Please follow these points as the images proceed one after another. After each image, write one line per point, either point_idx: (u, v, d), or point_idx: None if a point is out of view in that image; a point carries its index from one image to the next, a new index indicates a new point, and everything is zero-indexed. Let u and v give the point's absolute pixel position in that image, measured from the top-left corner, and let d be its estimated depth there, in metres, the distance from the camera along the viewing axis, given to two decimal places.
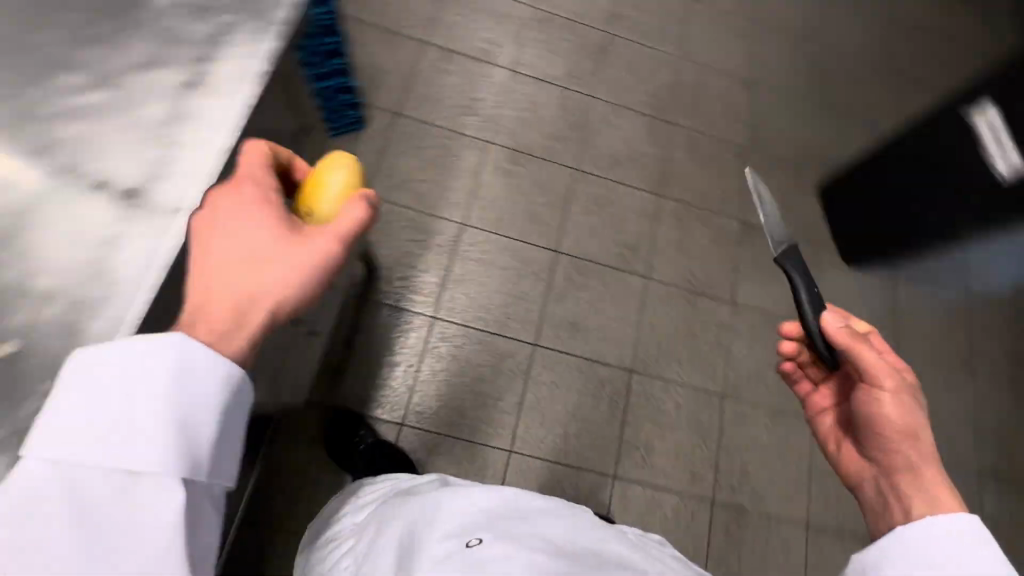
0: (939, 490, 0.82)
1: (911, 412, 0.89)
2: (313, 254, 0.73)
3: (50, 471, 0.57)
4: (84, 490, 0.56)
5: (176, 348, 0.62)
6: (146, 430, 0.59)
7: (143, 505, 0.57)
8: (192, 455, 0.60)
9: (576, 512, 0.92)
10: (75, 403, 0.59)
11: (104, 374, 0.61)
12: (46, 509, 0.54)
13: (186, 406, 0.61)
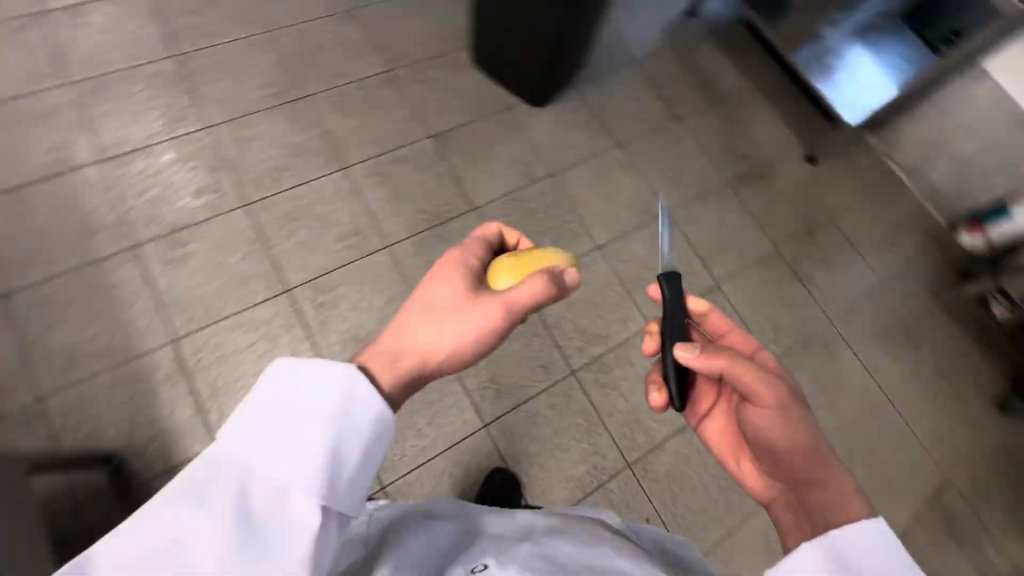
0: (832, 475, 0.62)
1: (796, 410, 0.65)
2: (493, 306, 0.67)
3: (233, 483, 0.44)
4: (251, 497, 0.44)
5: (345, 393, 0.51)
6: (304, 461, 0.46)
7: (289, 536, 0.44)
8: (341, 490, 0.48)
9: (578, 529, 0.69)
10: (254, 427, 0.47)
11: (277, 416, 0.48)
12: (220, 524, 0.42)
13: (343, 436, 0.50)
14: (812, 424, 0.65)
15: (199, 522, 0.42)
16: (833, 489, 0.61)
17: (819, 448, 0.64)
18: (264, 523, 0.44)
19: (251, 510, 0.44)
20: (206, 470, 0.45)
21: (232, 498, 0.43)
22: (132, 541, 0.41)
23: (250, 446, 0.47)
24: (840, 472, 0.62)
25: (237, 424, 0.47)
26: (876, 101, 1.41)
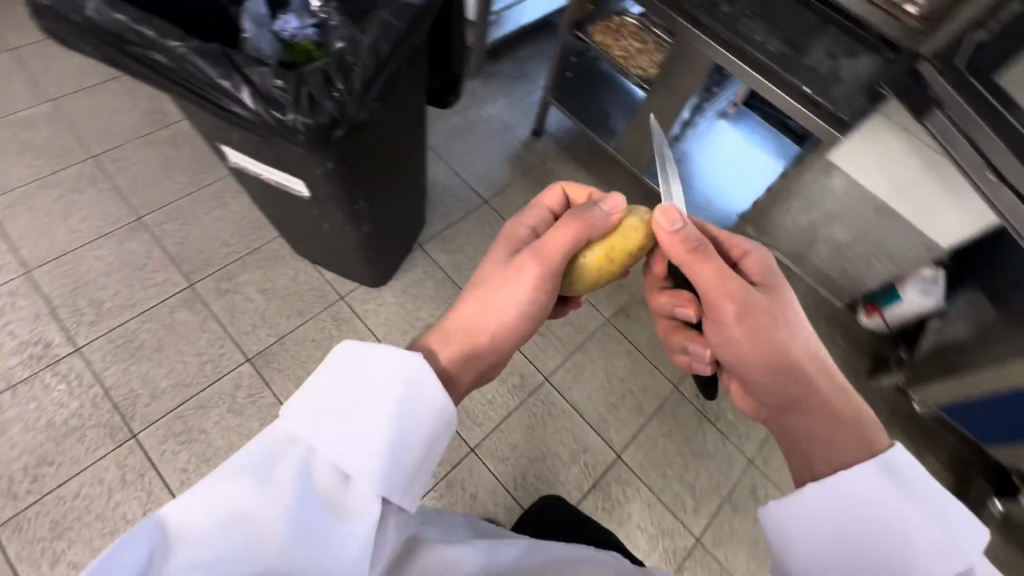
0: (824, 393, 0.50)
1: (784, 307, 0.55)
2: (559, 235, 0.55)
3: (298, 461, 0.34)
4: (310, 479, 0.35)
5: (407, 367, 0.40)
6: (370, 444, 0.36)
7: (348, 536, 0.34)
8: (406, 476, 0.38)
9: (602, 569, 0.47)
10: (330, 398, 0.37)
11: (324, 407, 0.36)
12: (274, 512, 0.32)
13: (372, 401, 0.38)
14: (803, 326, 0.54)
15: (261, 504, 0.32)
16: (839, 415, 0.49)
17: (812, 364, 0.52)
18: (324, 514, 0.34)
19: (313, 500, 0.34)
20: (275, 444, 0.35)
21: (293, 476, 0.34)
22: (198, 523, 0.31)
23: (325, 419, 0.36)
24: (844, 394, 0.51)
25: (310, 390, 0.37)
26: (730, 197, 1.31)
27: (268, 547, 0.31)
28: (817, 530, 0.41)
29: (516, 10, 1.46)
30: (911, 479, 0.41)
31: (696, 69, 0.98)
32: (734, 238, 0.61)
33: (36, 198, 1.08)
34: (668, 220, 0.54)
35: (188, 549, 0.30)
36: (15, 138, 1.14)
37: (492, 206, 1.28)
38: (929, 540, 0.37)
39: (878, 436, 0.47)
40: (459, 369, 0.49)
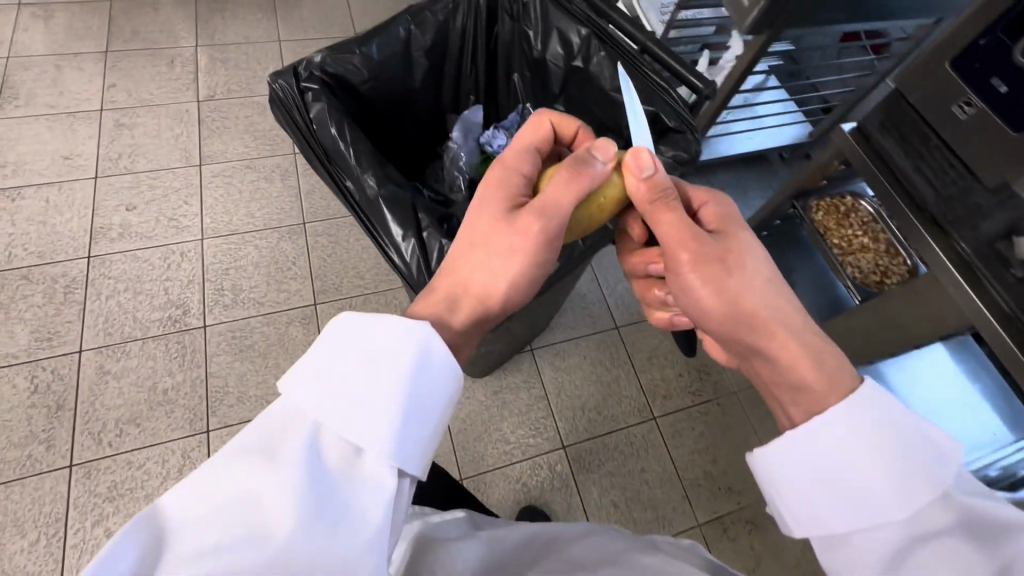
0: (781, 344, 0.47)
1: (743, 248, 0.51)
2: (560, 195, 0.50)
3: (301, 442, 0.35)
4: (319, 454, 0.35)
5: (416, 343, 0.40)
6: (367, 419, 0.36)
7: (361, 516, 0.33)
8: (415, 441, 0.38)
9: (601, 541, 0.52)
10: (316, 372, 0.37)
11: (318, 383, 0.37)
12: (281, 488, 0.32)
13: (338, 363, 0.38)
14: (760, 260, 0.51)
15: (269, 486, 0.32)
16: (808, 376, 0.45)
17: (776, 318, 0.48)
18: (337, 494, 0.33)
19: (323, 481, 0.33)
20: (277, 427, 0.36)
21: (299, 456, 0.34)
22: (203, 511, 0.32)
23: (317, 392, 0.37)
24: (811, 351, 0.46)
25: (314, 362, 0.38)
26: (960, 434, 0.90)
27: (275, 532, 0.31)
28: (807, 473, 0.40)
29: (729, 140, 1.36)
30: (898, 410, 0.39)
31: (939, 315, 0.75)
32: (694, 187, 0.59)
33: (238, 175, 1.21)
34: (636, 167, 0.51)
35: (191, 541, 0.31)
36: (247, 118, 1.29)
37: (622, 333, 1.15)
38: (921, 472, 0.37)
39: (838, 388, 0.43)
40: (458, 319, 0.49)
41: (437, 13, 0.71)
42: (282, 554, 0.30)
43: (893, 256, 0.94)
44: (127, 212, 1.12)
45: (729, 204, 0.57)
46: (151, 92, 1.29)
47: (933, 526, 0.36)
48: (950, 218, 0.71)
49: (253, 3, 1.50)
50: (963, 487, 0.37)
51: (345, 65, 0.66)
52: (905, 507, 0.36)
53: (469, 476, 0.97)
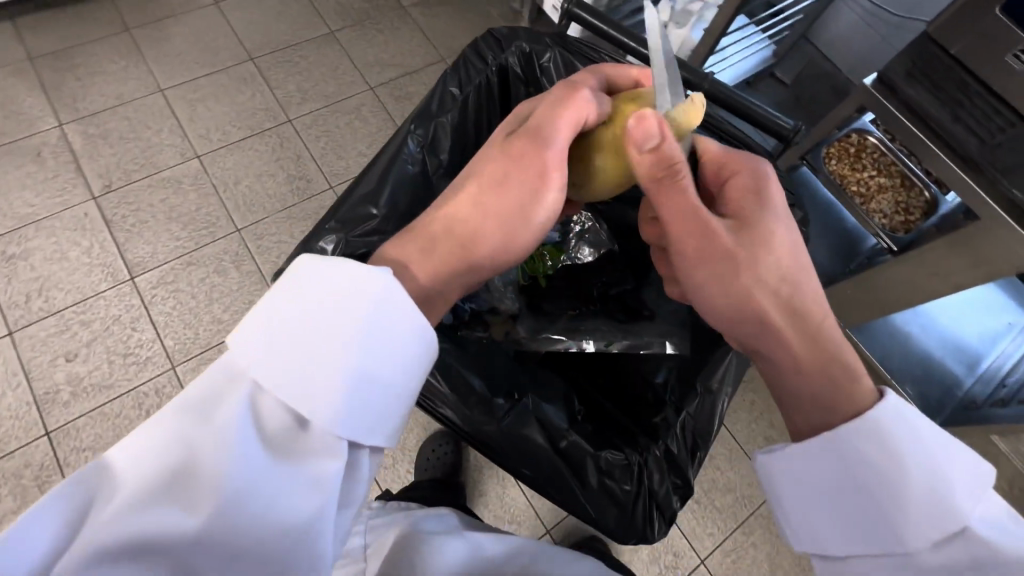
0: (791, 332, 0.41)
1: (757, 240, 0.42)
2: (555, 119, 0.41)
3: (240, 399, 0.33)
4: (263, 419, 0.33)
5: (374, 296, 0.35)
6: (320, 382, 0.33)
7: (300, 491, 0.32)
8: (376, 416, 0.35)
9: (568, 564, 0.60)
10: (274, 325, 0.34)
11: (270, 334, 0.34)
12: (213, 454, 0.31)
13: (305, 312, 0.34)
14: (783, 246, 0.42)
15: (204, 443, 0.31)
16: (813, 382, 0.39)
17: (785, 307, 0.41)
18: (275, 464, 0.32)
19: (263, 449, 0.32)
20: (223, 375, 0.34)
21: (235, 418, 0.32)
22: (134, 467, 0.31)
23: (273, 343, 0.33)
24: (817, 339, 0.40)
25: (266, 309, 0.34)
26: (975, 336, 1.03)
27: (207, 501, 0.30)
28: (801, 492, 0.39)
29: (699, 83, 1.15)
30: (912, 436, 0.36)
31: (989, 261, 0.73)
32: (730, 154, 0.47)
33: (182, 277, 1.02)
34: (639, 138, 0.39)
35: (117, 500, 0.30)
36: (164, 202, 1.07)
37: None
38: (931, 506, 0.34)
39: (862, 402, 0.38)
40: (441, 286, 0.40)
41: (449, 118, 0.54)
42: (214, 523, 0.30)
43: (908, 189, 0.91)
44: (69, 363, 0.93)
45: (765, 182, 0.45)
46: (29, 202, 1.04)
47: (942, 565, 0.34)
48: (1000, 166, 0.67)
49: (110, 49, 1.21)
50: (985, 519, 0.33)
51: (366, 236, 0.49)
52: (907, 542, 0.34)
53: (552, 524, 0.94)
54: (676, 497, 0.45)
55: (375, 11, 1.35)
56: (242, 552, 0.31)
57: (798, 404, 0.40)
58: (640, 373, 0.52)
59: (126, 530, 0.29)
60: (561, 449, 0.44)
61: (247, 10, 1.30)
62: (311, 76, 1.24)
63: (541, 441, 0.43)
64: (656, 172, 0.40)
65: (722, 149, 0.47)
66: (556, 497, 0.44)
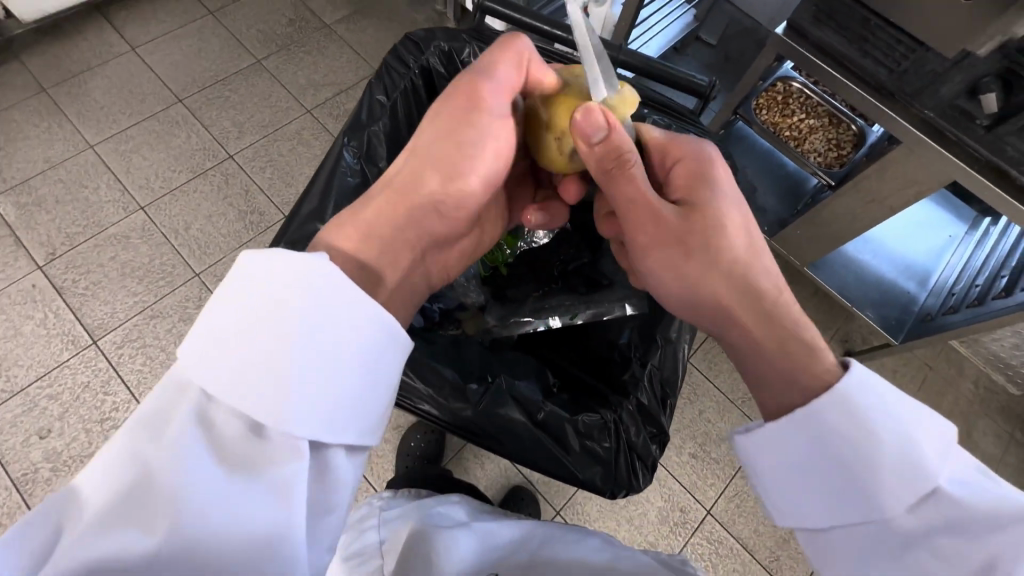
0: (748, 304, 0.42)
1: (704, 227, 0.44)
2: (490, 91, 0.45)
3: (191, 411, 0.32)
4: (218, 436, 0.32)
5: (325, 286, 0.35)
6: (286, 381, 0.33)
7: (266, 499, 0.31)
8: (338, 407, 0.35)
9: (577, 540, 0.61)
10: (219, 330, 0.33)
11: (232, 334, 0.33)
12: (168, 473, 0.30)
13: (269, 313, 0.34)
14: (730, 230, 0.44)
15: (156, 463, 0.30)
16: (772, 356, 0.41)
17: (737, 291, 0.43)
18: (236, 473, 0.31)
19: (220, 460, 0.31)
20: (174, 390, 0.33)
21: (186, 431, 0.31)
22: (92, 492, 0.30)
23: (236, 347, 0.33)
24: (771, 318, 0.42)
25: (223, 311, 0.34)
26: (922, 255, 1.11)
27: (166, 522, 0.29)
28: (778, 468, 0.39)
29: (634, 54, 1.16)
30: (881, 407, 0.36)
31: (917, 180, 0.78)
32: (672, 141, 0.49)
33: (147, 332, 0.99)
34: (585, 129, 0.42)
35: (79, 526, 0.29)
36: (114, 259, 1.04)
37: None
38: (905, 470, 0.34)
39: (822, 375, 0.38)
40: (383, 260, 0.41)
41: (381, 126, 0.55)
42: (179, 538, 0.29)
43: (839, 127, 0.96)
44: (44, 440, 0.90)
45: (709, 164, 0.47)
46: None
47: (918, 526, 0.34)
48: (910, 89, 0.72)
49: (28, 113, 1.16)
50: (958, 479, 0.34)
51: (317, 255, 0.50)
52: (885, 510, 0.35)
53: (560, 505, 0.97)
54: (654, 445, 0.48)
55: (299, 34, 1.33)
56: (213, 569, 0.30)
57: (758, 377, 0.42)
58: (604, 339, 0.54)
59: (91, 553, 0.28)
60: (540, 419, 0.46)
61: (166, 51, 1.27)
62: (245, 108, 1.22)
63: (518, 417, 0.45)
64: (612, 160, 0.43)
65: (664, 136, 0.49)
66: (544, 468, 0.45)
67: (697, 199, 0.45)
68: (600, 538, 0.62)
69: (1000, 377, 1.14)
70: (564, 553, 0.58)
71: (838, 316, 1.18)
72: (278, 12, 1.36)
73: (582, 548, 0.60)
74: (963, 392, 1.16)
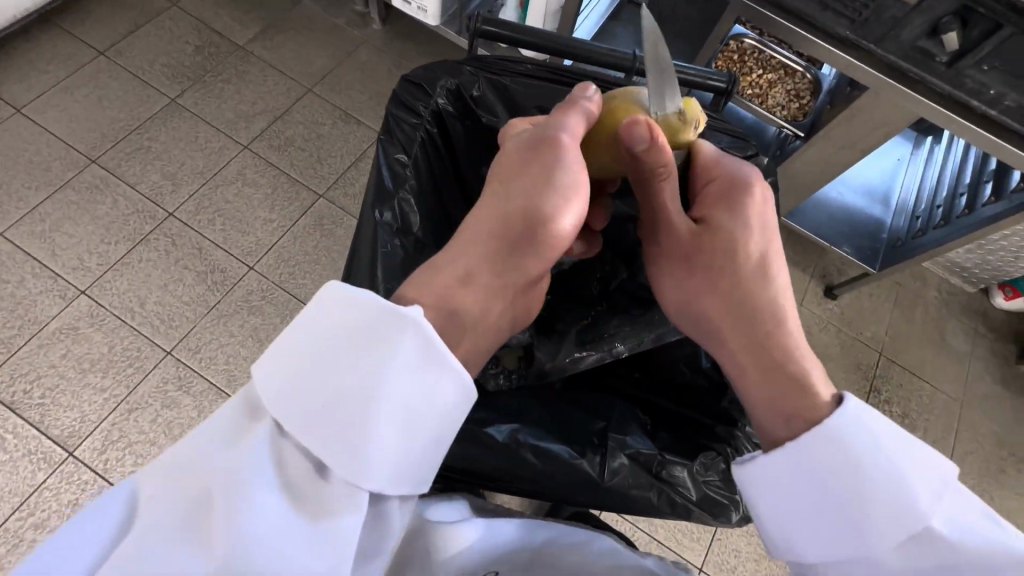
0: (758, 321, 0.41)
1: (718, 251, 0.43)
2: (564, 124, 0.42)
3: (262, 439, 0.32)
4: (286, 469, 0.32)
5: (409, 336, 0.33)
6: (342, 431, 0.32)
7: (317, 546, 0.31)
8: (402, 460, 0.33)
9: (590, 544, 0.53)
10: (298, 359, 0.33)
11: (303, 374, 0.33)
12: (231, 497, 0.30)
13: (336, 354, 0.33)
14: (744, 256, 0.43)
15: (223, 481, 0.30)
16: (757, 388, 0.40)
17: (739, 317, 0.42)
18: (295, 514, 0.31)
19: (286, 496, 0.31)
20: (253, 416, 0.33)
21: (260, 460, 0.31)
22: (162, 494, 0.31)
23: (303, 384, 0.33)
24: (761, 348, 0.41)
25: (296, 347, 0.34)
26: (880, 182, 1.17)
27: (221, 547, 0.29)
28: (779, 504, 0.38)
29: (583, 29, 1.11)
30: (878, 445, 0.35)
31: (886, 121, 0.81)
32: (719, 158, 0.47)
33: (129, 429, 0.89)
34: (626, 139, 0.42)
35: (148, 527, 0.30)
36: (67, 356, 0.92)
37: None
38: (901, 507, 0.34)
39: (816, 412, 0.37)
40: (470, 303, 0.38)
41: (408, 190, 0.52)
42: (227, 568, 0.29)
43: (795, 76, 0.99)
44: None
45: (742, 187, 0.45)
46: None
47: (906, 561, 0.34)
48: (873, 37, 0.73)
49: None
50: (950, 519, 0.34)
51: None
52: (875, 547, 0.35)
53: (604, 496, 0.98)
54: None
55: (211, 61, 1.20)
56: None
57: (751, 402, 0.41)
58: (683, 369, 0.56)
59: (150, 564, 0.29)
60: (664, 476, 0.47)
61: (60, 106, 1.11)
62: (172, 157, 1.10)
63: (640, 476, 0.46)
64: (650, 171, 0.43)
65: (714, 152, 0.48)
66: (667, 515, 0.46)
67: (714, 225, 0.44)
68: (618, 546, 0.53)
69: (958, 279, 1.25)
70: (570, 556, 0.54)
71: (813, 252, 1.25)
72: (179, 40, 1.21)
73: (594, 551, 0.53)
74: (931, 300, 1.26)
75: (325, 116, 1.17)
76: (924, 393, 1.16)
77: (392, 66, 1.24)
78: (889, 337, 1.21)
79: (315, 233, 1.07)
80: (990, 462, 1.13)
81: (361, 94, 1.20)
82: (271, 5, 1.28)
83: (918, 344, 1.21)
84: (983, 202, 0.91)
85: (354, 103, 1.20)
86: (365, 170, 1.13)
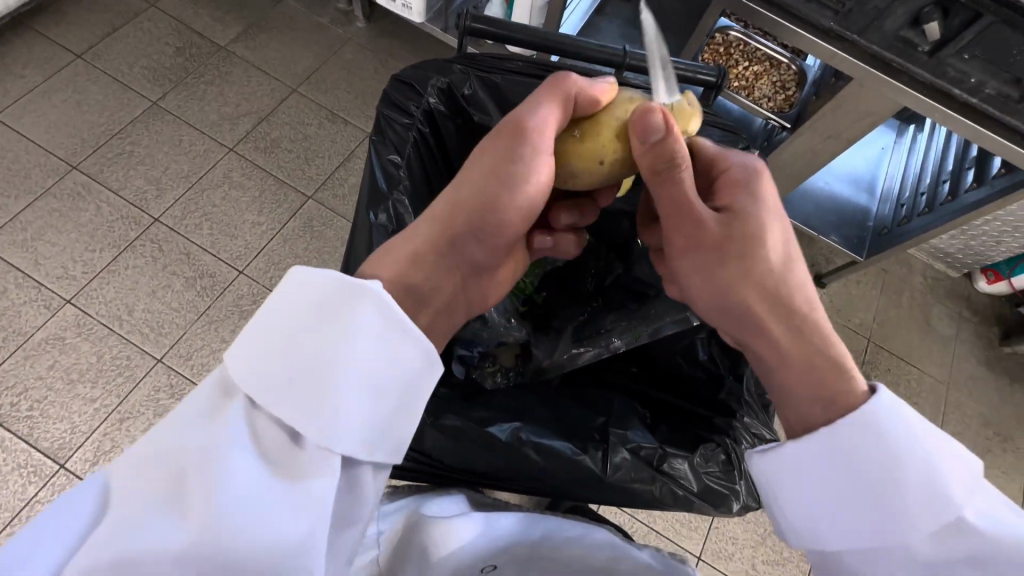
0: (792, 310, 0.41)
1: (747, 239, 0.42)
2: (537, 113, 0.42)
3: (237, 413, 0.32)
4: (258, 441, 0.32)
5: (373, 307, 0.34)
6: (325, 409, 0.32)
7: (293, 511, 0.30)
8: (370, 429, 0.33)
9: (590, 540, 0.53)
10: (264, 336, 0.33)
11: (278, 358, 0.33)
12: (204, 468, 0.30)
13: (308, 337, 0.33)
14: (771, 246, 0.42)
15: (197, 454, 0.30)
16: (796, 375, 0.41)
17: (776, 306, 0.41)
18: (271, 477, 0.31)
19: (258, 464, 0.31)
20: (223, 395, 0.33)
21: (231, 432, 0.31)
22: (135, 475, 0.30)
23: (278, 368, 0.32)
24: (801, 335, 0.41)
25: (266, 331, 0.33)
26: (865, 171, 1.19)
27: (198, 517, 0.29)
28: (805, 492, 0.39)
29: (570, 24, 1.11)
30: (910, 437, 0.36)
31: (870, 111, 0.83)
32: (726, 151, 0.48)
33: (122, 439, 0.88)
34: (642, 129, 0.42)
35: (122, 509, 0.30)
36: (55, 367, 0.91)
37: None
38: (933, 499, 0.35)
39: (851, 399, 0.38)
40: (426, 280, 0.39)
41: (402, 191, 0.52)
42: (205, 538, 0.29)
43: (780, 68, 1.00)
44: None
45: (759, 179, 0.45)
46: None
47: (934, 552, 0.35)
48: (857, 28, 0.74)
49: None
50: (984, 514, 0.35)
51: None
52: (903, 536, 0.36)
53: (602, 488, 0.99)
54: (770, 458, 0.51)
55: (193, 63, 1.18)
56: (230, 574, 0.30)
57: (787, 394, 0.41)
58: (681, 362, 0.56)
59: (127, 545, 0.29)
60: (665, 469, 0.47)
61: (38, 111, 1.08)
62: (156, 161, 1.08)
63: (641, 471, 0.46)
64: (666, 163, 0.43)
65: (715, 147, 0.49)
66: (669, 508, 0.47)
67: (740, 213, 0.43)
68: (618, 539, 0.53)
69: (942, 265, 1.27)
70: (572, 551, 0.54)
71: (801, 242, 1.26)
72: (160, 41, 1.19)
73: (595, 547, 0.53)
74: (916, 286, 1.28)
75: (312, 116, 1.16)
76: (912, 377, 1.19)
77: (378, 64, 1.23)
78: (877, 323, 1.23)
79: (305, 235, 1.06)
80: (976, 443, 1.15)
81: (347, 93, 1.19)
82: (252, 4, 1.26)
83: (905, 329, 1.23)
84: (965, 188, 0.92)
85: (341, 103, 1.18)
86: (353, 170, 1.12)
